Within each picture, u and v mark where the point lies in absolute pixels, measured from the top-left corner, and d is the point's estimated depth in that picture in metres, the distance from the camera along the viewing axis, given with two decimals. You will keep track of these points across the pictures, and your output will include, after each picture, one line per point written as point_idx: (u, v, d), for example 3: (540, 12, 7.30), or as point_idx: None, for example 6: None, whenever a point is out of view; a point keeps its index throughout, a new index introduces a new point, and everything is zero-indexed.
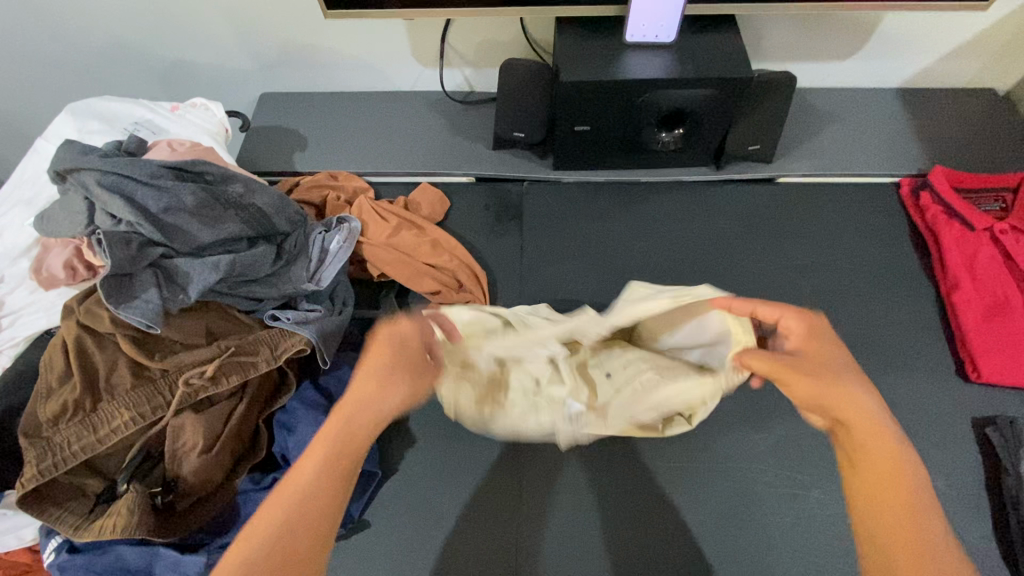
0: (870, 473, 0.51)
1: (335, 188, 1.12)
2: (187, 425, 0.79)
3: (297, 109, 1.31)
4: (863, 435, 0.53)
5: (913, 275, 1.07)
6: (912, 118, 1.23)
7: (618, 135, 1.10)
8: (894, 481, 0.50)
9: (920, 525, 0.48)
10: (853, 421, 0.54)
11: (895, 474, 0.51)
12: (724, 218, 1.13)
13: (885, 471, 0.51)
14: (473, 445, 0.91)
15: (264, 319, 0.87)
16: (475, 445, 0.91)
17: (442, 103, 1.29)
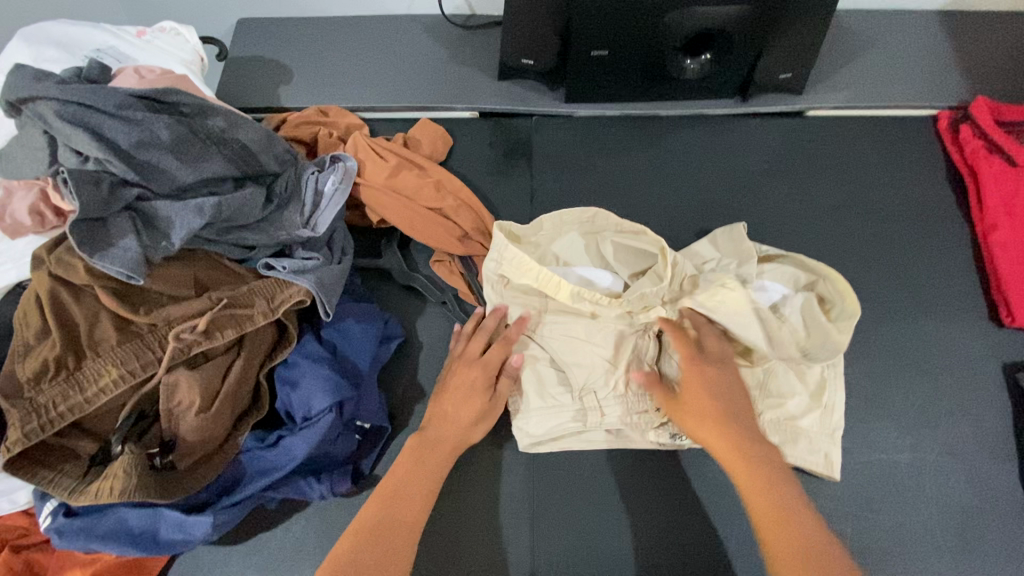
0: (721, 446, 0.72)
1: (327, 124, 1.03)
2: (182, 383, 0.73)
3: (280, 37, 1.18)
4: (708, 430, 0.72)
5: (948, 214, 1.01)
6: (955, 43, 1.13)
7: (638, 63, 1.00)
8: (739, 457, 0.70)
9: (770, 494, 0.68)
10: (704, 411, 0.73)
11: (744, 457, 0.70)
12: (749, 156, 1.06)
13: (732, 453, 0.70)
14: None
15: (258, 268, 0.81)
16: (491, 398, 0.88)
17: (440, 28, 1.17)
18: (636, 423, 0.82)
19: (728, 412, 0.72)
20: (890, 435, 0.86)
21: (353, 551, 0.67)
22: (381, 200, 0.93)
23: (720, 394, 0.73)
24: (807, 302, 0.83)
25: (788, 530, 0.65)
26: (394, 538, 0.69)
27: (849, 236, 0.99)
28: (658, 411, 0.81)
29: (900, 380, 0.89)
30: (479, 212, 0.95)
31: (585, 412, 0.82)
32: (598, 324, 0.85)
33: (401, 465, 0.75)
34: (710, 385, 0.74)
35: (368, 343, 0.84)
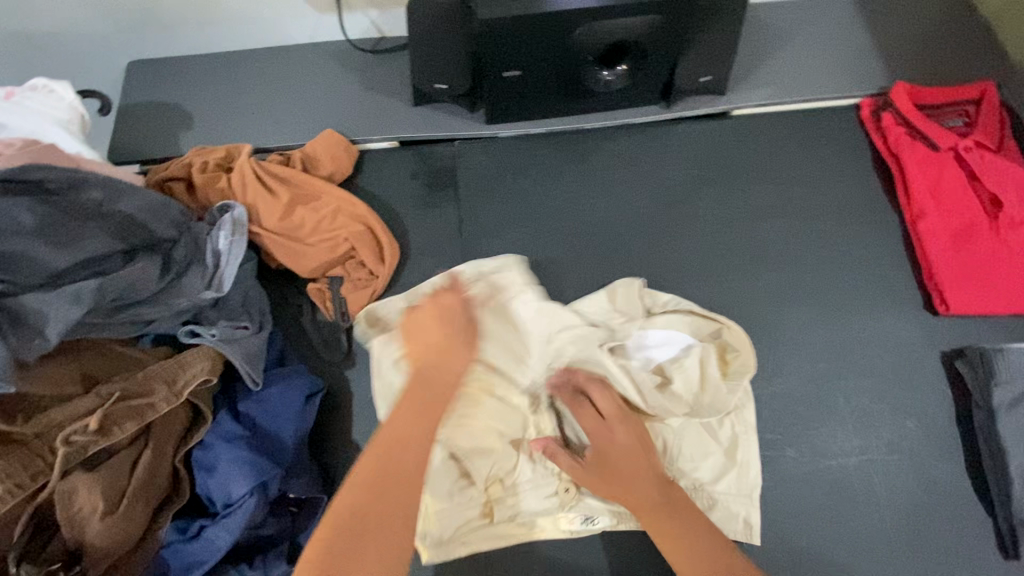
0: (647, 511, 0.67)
1: (205, 153, 0.93)
2: (81, 488, 0.66)
3: (174, 78, 1.09)
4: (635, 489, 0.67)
5: (878, 204, 1.01)
6: (871, 27, 1.12)
7: (554, 79, 0.96)
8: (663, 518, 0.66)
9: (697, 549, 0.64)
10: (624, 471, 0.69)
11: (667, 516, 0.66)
12: (678, 163, 1.03)
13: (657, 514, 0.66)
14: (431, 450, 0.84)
15: (179, 336, 0.76)
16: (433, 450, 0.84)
17: (347, 55, 1.10)
18: (547, 508, 0.81)
19: (644, 476, 0.68)
20: (837, 440, 0.85)
21: (347, 523, 0.55)
22: (276, 248, 0.89)
23: (638, 458, 0.70)
24: (705, 351, 0.84)
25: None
26: (389, 489, 0.57)
27: (781, 238, 0.98)
28: (563, 493, 0.81)
29: (843, 382, 0.89)
30: (383, 241, 0.92)
31: (492, 505, 0.82)
32: (498, 408, 0.84)
33: (395, 421, 0.61)
34: (621, 445, 0.71)
35: (290, 411, 0.79)
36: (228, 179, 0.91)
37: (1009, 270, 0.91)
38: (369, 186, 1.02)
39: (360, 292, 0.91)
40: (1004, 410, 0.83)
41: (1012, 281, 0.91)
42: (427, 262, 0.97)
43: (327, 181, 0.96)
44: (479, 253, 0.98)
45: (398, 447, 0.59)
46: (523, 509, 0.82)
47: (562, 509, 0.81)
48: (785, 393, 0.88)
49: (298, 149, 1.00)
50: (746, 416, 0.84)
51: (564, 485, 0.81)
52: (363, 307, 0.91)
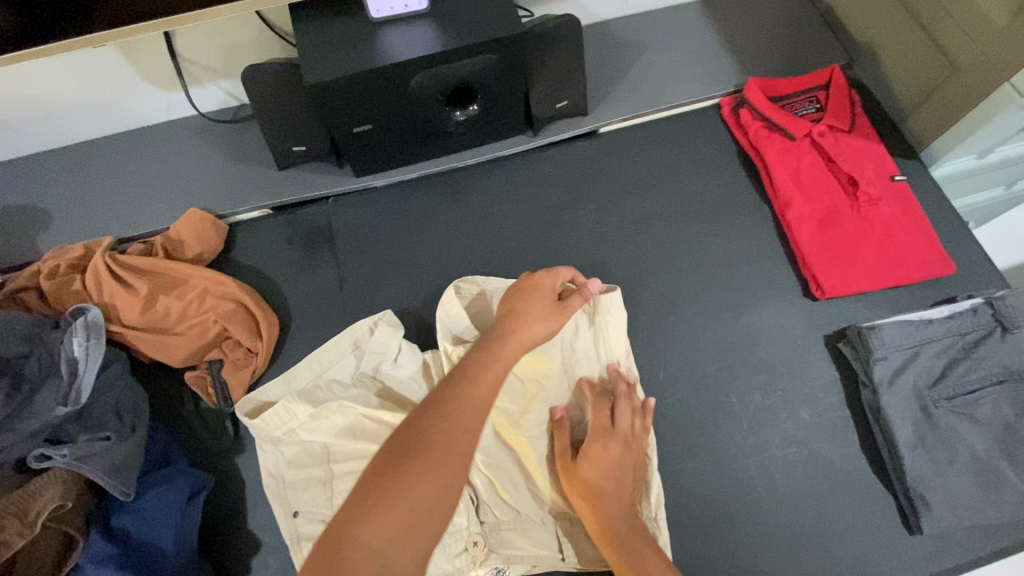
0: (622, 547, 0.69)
1: (55, 256, 0.90)
2: None
3: (30, 179, 1.06)
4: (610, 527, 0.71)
5: (749, 199, 1.03)
6: (719, 29, 1.15)
7: (409, 127, 0.96)
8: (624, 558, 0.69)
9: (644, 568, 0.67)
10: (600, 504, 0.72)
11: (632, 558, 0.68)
12: (550, 188, 1.04)
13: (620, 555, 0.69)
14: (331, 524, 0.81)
15: (30, 462, 0.72)
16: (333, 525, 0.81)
17: (207, 129, 1.08)
18: (458, 568, 0.77)
19: (614, 496, 0.73)
20: (736, 442, 0.86)
21: (386, 461, 0.57)
22: (141, 343, 0.86)
23: (616, 475, 0.74)
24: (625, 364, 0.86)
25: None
26: (449, 448, 0.58)
27: (660, 247, 0.99)
28: (473, 547, 0.77)
29: (734, 382, 0.89)
30: (258, 316, 0.90)
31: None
32: None
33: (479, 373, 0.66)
34: (606, 466, 0.74)
35: (170, 515, 0.76)
36: (82, 279, 0.87)
37: (874, 246, 0.94)
38: (244, 259, 1.00)
39: (238, 372, 0.88)
40: (886, 385, 0.84)
41: (878, 256, 0.94)
42: (310, 328, 0.95)
43: (192, 262, 0.93)
44: (362, 310, 0.96)
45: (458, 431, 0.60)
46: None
47: (475, 567, 0.77)
48: (680, 403, 0.88)
49: (161, 235, 0.97)
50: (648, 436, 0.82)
51: (473, 539, 0.77)
52: (246, 389, 0.89)
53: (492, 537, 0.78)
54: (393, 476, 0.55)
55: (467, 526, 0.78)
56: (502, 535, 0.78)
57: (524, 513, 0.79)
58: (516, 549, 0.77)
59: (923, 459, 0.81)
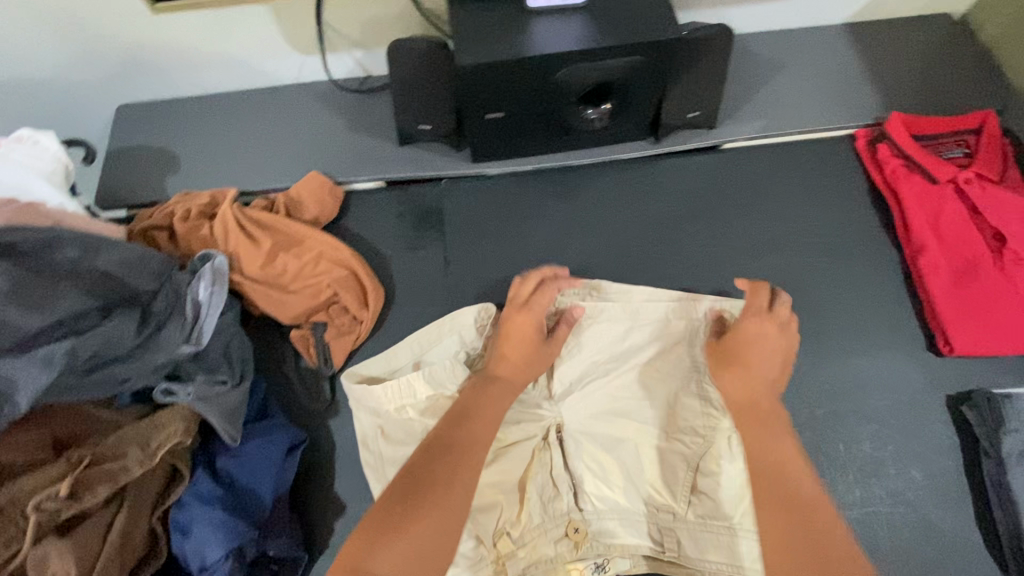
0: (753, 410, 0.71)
1: (184, 200, 0.94)
2: (53, 554, 0.65)
3: (162, 122, 1.10)
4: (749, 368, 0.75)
5: (876, 239, 0.97)
6: (863, 57, 1.10)
7: (539, 119, 0.95)
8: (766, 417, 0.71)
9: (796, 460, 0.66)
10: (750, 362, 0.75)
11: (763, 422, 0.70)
12: (666, 199, 1.01)
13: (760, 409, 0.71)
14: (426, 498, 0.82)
15: (156, 395, 0.74)
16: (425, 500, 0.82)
17: (334, 96, 1.10)
18: (559, 554, 0.78)
19: (766, 380, 0.75)
20: (838, 491, 0.82)
21: (402, 492, 0.62)
22: (257, 295, 0.88)
23: (762, 359, 0.76)
24: None
25: (780, 505, 0.62)
26: (457, 485, 0.64)
27: (776, 276, 0.95)
28: (574, 534, 0.79)
29: (841, 428, 0.85)
30: (366, 286, 0.91)
31: (502, 563, 0.76)
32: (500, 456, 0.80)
33: (476, 424, 0.71)
34: (767, 350, 0.76)
35: (270, 467, 0.77)
36: (210, 226, 0.90)
37: (1015, 308, 0.87)
38: (354, 227, 1.01)
39: (343, 337, 0.90)
40: (1015, 460, 0.79)
41: (1018, 319, 0.87)
42: (412, 304, 0.96)
43: (310, 225, 0.95)
44: (464, 295, 0.96)
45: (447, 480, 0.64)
46: (539, 563, 0.77)
47: (578, 555, 0.78)
48: None
49: (282, 193, 0.99)
50: None
51: (573, 525, 0.79)
52: (346, 355, 0.90)
53: (593, 526, 0.79)
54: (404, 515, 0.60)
55: (568, 512, 0.80)
56: (603, 523, 0.79)
57: (624, 505, 0.80)
58: (618, 539, 0.78)
59: None
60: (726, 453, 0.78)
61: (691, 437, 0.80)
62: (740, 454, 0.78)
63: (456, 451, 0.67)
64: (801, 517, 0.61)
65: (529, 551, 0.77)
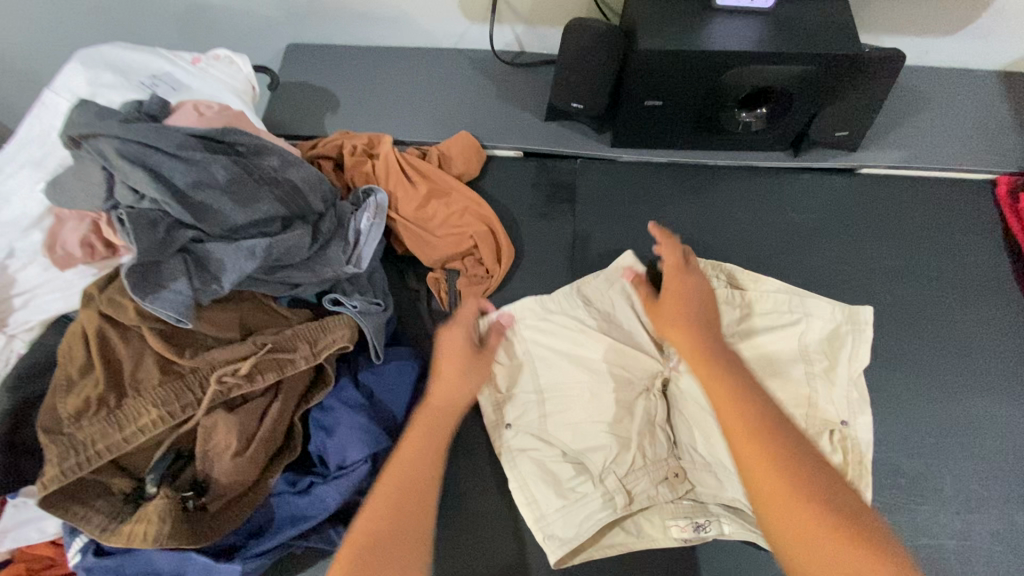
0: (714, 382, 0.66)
1: (349, 137, 1.01)
2: (220, 426, 0.72)
3: (327, 64, 1.18)
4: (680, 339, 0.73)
5: (1005, 285, 0.97)
6: (1014, 105, 1.10)
7: (692, 114, 0.98)
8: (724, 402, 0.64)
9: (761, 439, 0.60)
10: (672, 326, 0.75)
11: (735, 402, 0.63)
12: (797, 212, 1.03)
13: (716, 387, 0.65)
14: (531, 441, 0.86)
15: (325, 305, 0.81)
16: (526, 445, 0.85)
17: (488, 64, 1.16)
18: (660, 494, 0.82)
19: (689, 314, 0.75)
20: (939, 520, 0.82)
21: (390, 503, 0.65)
22: (406, 234, 0.95)
23: (686, 296, 0.77)
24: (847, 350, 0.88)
25: (750, 445, 0.59)
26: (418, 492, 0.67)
27: (899, 303, 0.96)
28: (673, 478, 0.83)
29: (950, 461, 0.86)
30: (502, 244, 0.96)
31: (611, 497, 0.80)
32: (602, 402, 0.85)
33: (423, 426, 0.72)
34: (689, 316, 0.74)
35: (404, 390, 0.83)
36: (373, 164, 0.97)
37: None
38: (492, 189, 1.07)
39: (477, 285, 0.95)
40: None
41: None
42: (538, 269, 1.01)
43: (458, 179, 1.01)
44: (589, 269, 1.00)
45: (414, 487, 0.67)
46: (644, 501, 0.81)
47: (676, 497, 0.82)
48: (887, 462, 0.86)
49: (433, 146, 1.05)
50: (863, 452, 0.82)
51: (673, 471, 0.83)
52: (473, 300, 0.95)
53: (689, 472, 0.83)
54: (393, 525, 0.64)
55: (666, 459, 0.84)
56: (701, 474, 0.83)
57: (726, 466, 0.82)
58: (712, 492, 0.82)
59: None
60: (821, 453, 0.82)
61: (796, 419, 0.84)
62: (839, 451, 0.82)
63: (421, 466, 0.68)
64: (801, 470, 0.57)
65: (630, 493, 0.81)
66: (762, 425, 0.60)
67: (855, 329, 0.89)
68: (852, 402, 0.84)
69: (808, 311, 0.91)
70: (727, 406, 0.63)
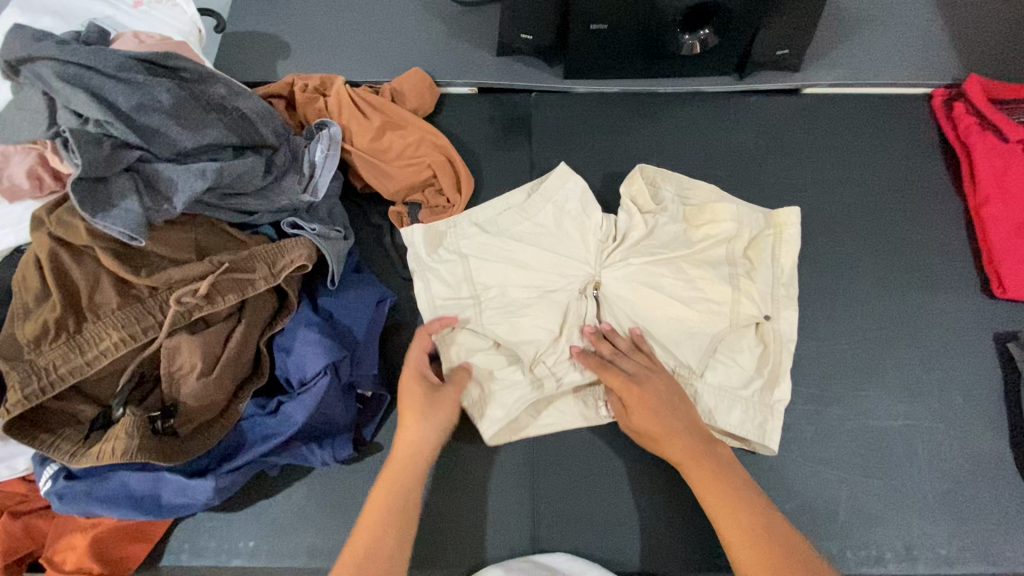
0: (696, 479, 0.74)
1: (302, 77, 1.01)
2: (183, 347, 0.73)
3: (276, 11, 1.17)
4: (664, 444, 0.77)
5: (941, 188, 1.02)
6: (946, 20, 1.14)
7: (638, 38, 1.01)
8: (709, 486, 0.73)
9: (743, 517, 0.70)
10: (658, 434, 0.77)
11: (736, 501, 0.71)
12: (745, 130, 1.06)
13: (704, 478, 0.73)
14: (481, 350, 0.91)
15: (283, 227, 0.83)
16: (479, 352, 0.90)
17: (438, 4, 1.17)
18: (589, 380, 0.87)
19: (676, 424, 0.77)
20: (883, 403, 0.87)
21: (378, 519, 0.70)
22: (361, 166, 0.96)
23: (656, 392, 0.79)
24: (770, 247, 0.93)
25: (720, 506, 0.71)
26: (399, 508, 0.72)
27: (843, 209, 1.00)
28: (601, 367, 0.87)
29: (894, 350, 0.90)
30: (461, 173, 0.98)
31: (539, 381, 0.86)
32: (540, 302, 0.89)
33: (412, 436, 0.76)
34: (667, 420, 0.77)
35: (366, 311, 0.84)
36: (326, 101, 0.98)
37: None
38: (448, 125, 1.08)
39: (435, 214, 0.97)
40: None
41: None
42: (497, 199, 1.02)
43: (412, 113, 1.02)
44: None
45: (388, 511, 0.71)
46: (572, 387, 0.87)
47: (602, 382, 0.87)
48: (836, 355, 0.90)
49: (386, 84, 1.06)
50: (784, 346, 0.88)
51: None
52: None
53: None
54: (381, 533, 0.69)
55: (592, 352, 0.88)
56: None
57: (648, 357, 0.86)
58: None
59: None
60: (747, 344, 0.88)
61: (720, 315, 0.88)
62: (759, 344, 0.89)
63: (406, 492, 0.73)
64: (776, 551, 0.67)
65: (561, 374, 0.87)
66: (750, 509, 0.70)
67: (775, 232, 0.93)
68: (777, 299, 0.90)
69: (742, 218, 0.91)
70: (711, 494, 0.72)
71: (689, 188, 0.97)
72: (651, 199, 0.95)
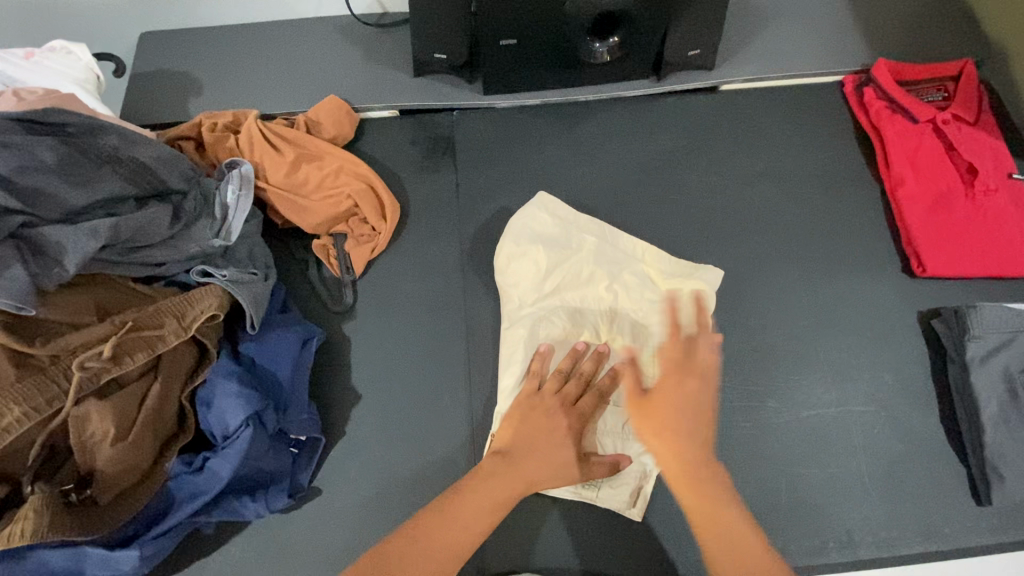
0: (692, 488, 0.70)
1: (211, 114, 0.98)
2: (93, 414, 0.69)
3: (184, 48, 1.14)
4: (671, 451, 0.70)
5: (859, 173, 1.04)
6: (852, 8, 1.17)
7: (550, 51, 1.02)
8: (707, 498, 0.69)
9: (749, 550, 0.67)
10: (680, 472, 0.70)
11: (735, 523, 0.69)
12: (666, 132, 1.07)
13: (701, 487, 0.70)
14: (417, 381, 0.89)
15: (192, 276, 0.79)
16: (415, 383, 0.89)
17: (352, 29, 1.15)
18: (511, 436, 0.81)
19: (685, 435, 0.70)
20: (816, 392, 0.88)
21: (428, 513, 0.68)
22: (278, 202, 0.94)
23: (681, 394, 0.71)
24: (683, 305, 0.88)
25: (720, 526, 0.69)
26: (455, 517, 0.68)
27: (767, 203, 1.01)
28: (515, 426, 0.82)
29: (823, 338, 0.92)
30: (384, 199, 0.96)
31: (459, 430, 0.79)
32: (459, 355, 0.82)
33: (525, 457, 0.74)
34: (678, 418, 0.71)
35: (289, 355, 0.83)
36: (237, 139, 0.95)
37: (987, 235, 0.95)
38: (371, 151, 1.07)
39: (360, 244, 0.95)
40: (978, 362, 0.85)
41: (985, 247, 0.94)
42: (424, 222, 1.00)
43: (329, 142, 1.00)
44: (475, 211, 1.01)
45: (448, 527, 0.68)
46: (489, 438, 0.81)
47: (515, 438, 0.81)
48: (769, 349, 0.91)
49: (302, 115, 1.03)
50: None
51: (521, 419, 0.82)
52: (365, 262, 0.96)
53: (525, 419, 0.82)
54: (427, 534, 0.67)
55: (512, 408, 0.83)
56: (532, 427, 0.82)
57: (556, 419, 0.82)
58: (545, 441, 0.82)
59: (1004, 435, 0.83)
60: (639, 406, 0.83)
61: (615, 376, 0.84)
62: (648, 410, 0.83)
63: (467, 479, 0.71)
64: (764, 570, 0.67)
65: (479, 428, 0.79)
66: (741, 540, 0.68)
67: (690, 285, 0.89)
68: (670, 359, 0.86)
69: (645, 278, 0.91)
70: (709, 502, 0.69)
71: (613, 237, 0.93)
72: (559, 235, 0.92)
